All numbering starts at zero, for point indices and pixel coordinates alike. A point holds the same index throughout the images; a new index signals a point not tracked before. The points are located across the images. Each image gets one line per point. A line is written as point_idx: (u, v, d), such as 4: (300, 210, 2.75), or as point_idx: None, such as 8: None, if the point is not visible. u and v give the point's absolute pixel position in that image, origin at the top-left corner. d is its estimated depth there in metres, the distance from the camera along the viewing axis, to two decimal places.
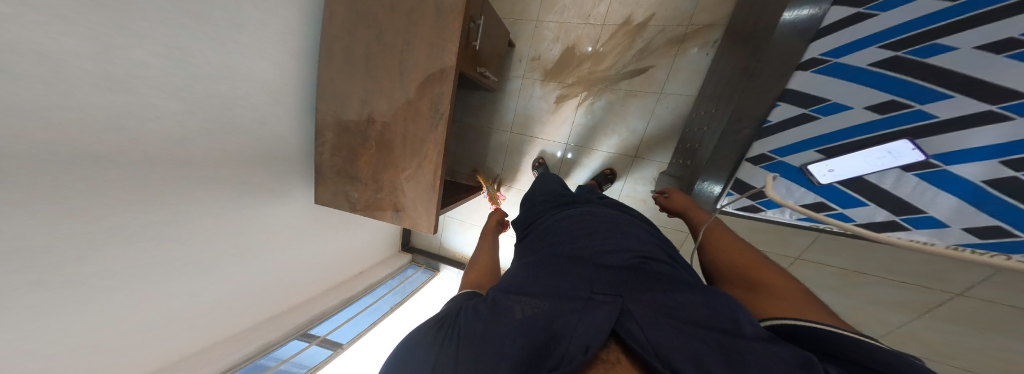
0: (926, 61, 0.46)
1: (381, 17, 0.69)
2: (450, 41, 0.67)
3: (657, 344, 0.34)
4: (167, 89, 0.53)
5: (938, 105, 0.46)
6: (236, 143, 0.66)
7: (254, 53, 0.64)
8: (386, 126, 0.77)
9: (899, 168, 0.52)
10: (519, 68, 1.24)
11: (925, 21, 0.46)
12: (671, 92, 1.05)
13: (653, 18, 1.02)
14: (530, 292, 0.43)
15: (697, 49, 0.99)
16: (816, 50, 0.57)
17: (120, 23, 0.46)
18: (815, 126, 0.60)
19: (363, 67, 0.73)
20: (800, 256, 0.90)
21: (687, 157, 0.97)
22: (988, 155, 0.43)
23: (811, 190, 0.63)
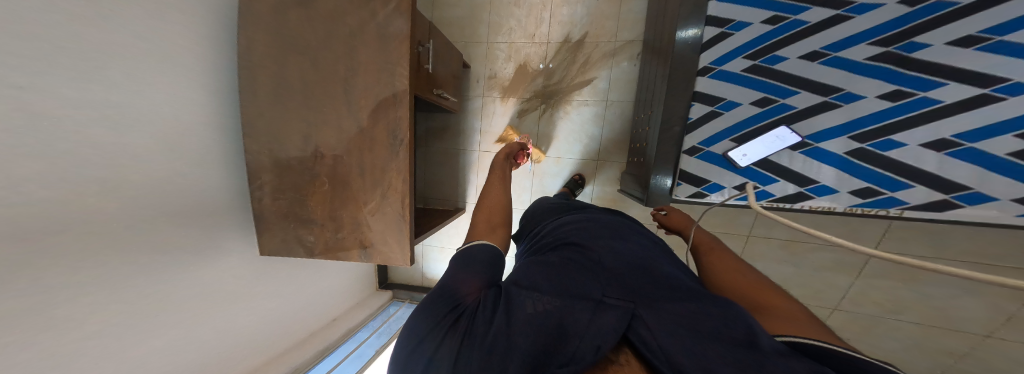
0: (775, 66, 0.59)
1: (315, 44, 0.63)
2: (399, 65, 0.63)
3: (671, 351, 0.25)
4: (60, 131, 0.42)
5: (796, 97, 0.59)
6: (155, 191, 0.54)
7: (169, 84, 0.54)
8: (338, 159, 0.67)
9: (789, 148, 0.62)
10: (477, 88, 1.16)
11: (765, 37, 0.59)
12: (614, 100, 1.07)
13: (587, 35, 1.07)
14: (537, 284, 0.34)
15: (625, 61, 1.05)
16: (706, 59, 0.63)
17: (19, 58, 0.38)
18: (719, 121, 0.65)
19: (298, 92, 0.64)
20: (750, 232, 1.02)
21: (639, 156, 0.90)
22: (840, 132, 0.59)
23: (735, 173, 0.67)
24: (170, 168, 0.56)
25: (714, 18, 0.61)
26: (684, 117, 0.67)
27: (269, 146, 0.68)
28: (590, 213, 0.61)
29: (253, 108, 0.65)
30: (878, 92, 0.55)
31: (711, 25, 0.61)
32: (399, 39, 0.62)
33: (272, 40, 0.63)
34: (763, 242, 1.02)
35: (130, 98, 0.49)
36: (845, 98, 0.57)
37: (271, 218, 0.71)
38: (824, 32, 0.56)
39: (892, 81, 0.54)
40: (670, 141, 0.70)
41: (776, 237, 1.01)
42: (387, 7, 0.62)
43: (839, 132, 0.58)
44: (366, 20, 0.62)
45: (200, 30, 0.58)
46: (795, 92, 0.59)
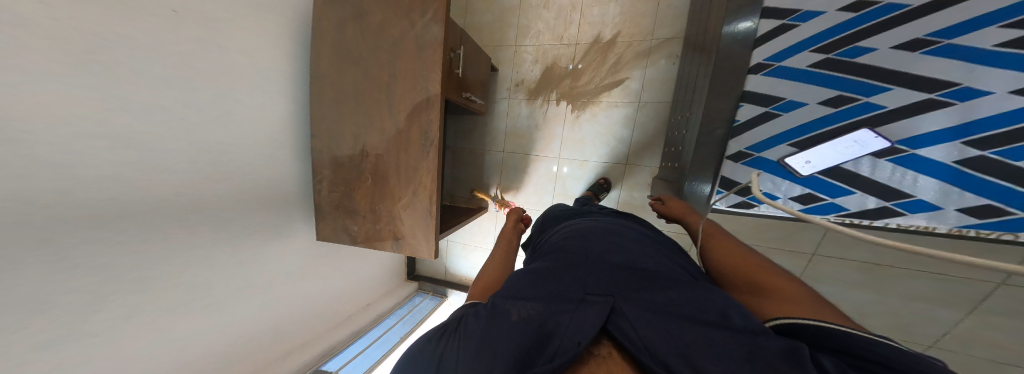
0: (854, 61, 0.51)
1: (364, 54, 0.71)
2: (433, 71, 0.68)
3: (650, 342, 0.26)
4: (174, 135, 0.53)
5: (883, 95, 0.50)
6: (238, 184, 0.64)
7: (251, 94, 0.64)
8: (380, 158, 0.74)
9: (871, 156, 0.53)
10: (504, 91, 1.19)
11: (841, 27, 0.51)
12: (648, 100, 1.02)
13: (620, 34, 1.04)
14: (522, 290, 0.34)
15: (663, 60, 0.99)
16: (761, 55, 0.56)
17: (147, 78, 0.48)
18: (777, 123, 0.58)
19: (351, 97, 0.73)
20: (815, 251, 0.89)
21: (675, 160, 0.83)
22: (949, 137, 0.47)
23: (796, 182, 0.60)
24: (255, 163, 0.67)
25: (772, 9, 0.54)
26: (730, 119, 0.61)
27: (328, 145, 0.78)
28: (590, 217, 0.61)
29: (318, 112, 0.76)
30: (1010, 87, 0.42)
31: (769, 17, 0.55)
32: (434, 45, 0.67)
33: (334, 53, 0.72)
34: (834, 263, 0.88)
35: (224, 106, 0.60)
36: (958, 96, 0.45)
37: (326, 210, 0.81)
38: (928, 16, 0.45)
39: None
40: (712, 146, 0.65)
41: (854, 260, 0.86)
42: (424, 17, 0.67)
43: (947, 135, 0.47)
44: (406, 30, 0.68)
45: (277, 47, 0.69)
46: (886, 88, 0.50)
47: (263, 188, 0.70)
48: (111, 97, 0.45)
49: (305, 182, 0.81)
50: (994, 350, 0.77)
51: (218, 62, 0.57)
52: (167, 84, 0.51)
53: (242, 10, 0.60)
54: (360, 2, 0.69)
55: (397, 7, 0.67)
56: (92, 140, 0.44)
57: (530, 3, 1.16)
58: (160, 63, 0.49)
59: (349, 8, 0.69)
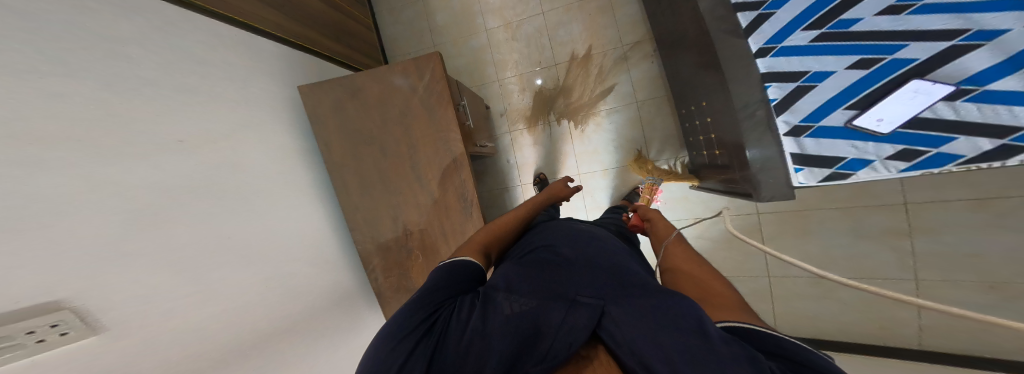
0: (854, 29, 0.45)
1: (376, 132, 0.76)
2: (451, 130, 0.74)
3: (632, 338, 0.23)
4: (221, 253, 0.58)
5: (907, 50, 0.43)
6: (278, 280, 0.68)
7: (266, 197, 0.70)
8: (424, 232, 0.80)
9: (942, 101, 0.44)
10: (503, 125, 1.25)
11: (817, 7, 0.47)
12: (645, 99, 1.09)
13: (593, 47, 1.13)
14: (518, 285, 0.34)
15: (642, 61, 1.09)
16: (758, 40, 0.52)
17: (187, 207, 0.54)
18: (815, 96, 0.51)
19: (376, 175, 0.79)
20: (906, 201, 0.90)
21: (713, 148, 0.79)
22: (1006, 71, 0.39)
23: (880, 141, 0.50)
24: (290, 263, 0.72)
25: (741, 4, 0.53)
26: (764, 100, 0.55)
27: (369, 234, 0.85)
28: (576, 223, 0.57)
29: (350, 204, 0.82)
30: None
31: (744, 10, 0.53)
32: (442, 105, 0.74)
33: (344, 140, 0.78)
34: (937, 208, 0.87)
35: (250, 213, 0.66)
36: (980, 38, 0.39)
37: (387, 294, 0.88)
38: None
39: None
40: (751, 135, 0.59)
41: (955, 199, 0.85)
42: (423, 80, 0.73)
43: (1009, 68, 0.39)
44: (409, 98, 0.74)
45: (281, 149, 0.77)
46: (902, 45, 0.43)
47: (299, 287, 0.73)
48: (162, 232, 0.50)
49: (337, 266, 0.86)
50: None
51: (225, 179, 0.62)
52: (192, 209, 0.55)
53: (230, 126, 0.65)
54: (353, 82, 0.75)
55: (396, 79, 0.73)
56: (166, 277, 0.49)
57: (499, 39, 1.24)
58: (184, 196, 0.54)
59: (343, 88, 0.75)
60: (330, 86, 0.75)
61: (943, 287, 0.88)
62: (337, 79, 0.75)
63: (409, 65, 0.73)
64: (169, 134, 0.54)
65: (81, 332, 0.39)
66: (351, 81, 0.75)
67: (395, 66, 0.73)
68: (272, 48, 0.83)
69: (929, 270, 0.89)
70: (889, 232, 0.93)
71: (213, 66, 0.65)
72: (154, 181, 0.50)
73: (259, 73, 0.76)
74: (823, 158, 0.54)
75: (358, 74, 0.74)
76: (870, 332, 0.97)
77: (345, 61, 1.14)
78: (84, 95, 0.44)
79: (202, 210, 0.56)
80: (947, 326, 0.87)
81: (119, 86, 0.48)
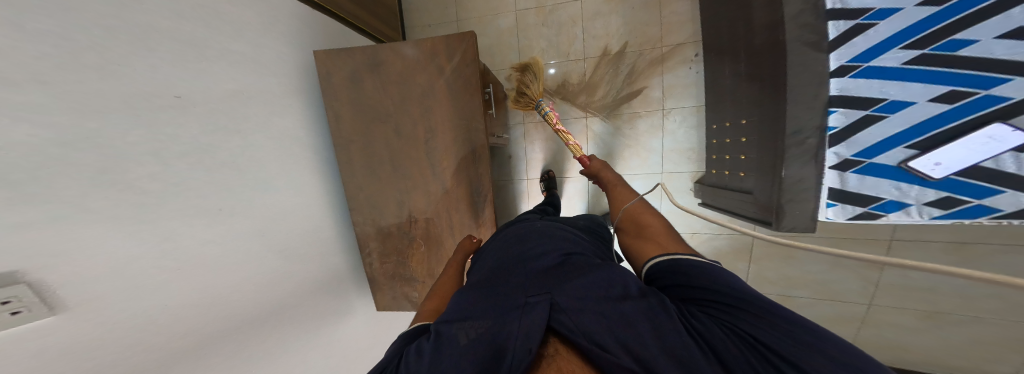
0: (959, 54, 0.40)
1: (393, 109, 0.71)
2: (475, 119, 0.70)
3: (581, 323, 0.25)
4: (208, 219, 0.54)
5: (1007, 86, 0.38)
6: (265, 254, 0.65)
7: (271, 161, 0.66)
8: (429, 222, 0.78)
9: (1011, 150, 0.41)
10: (518, 115, 1.19)
11: (926, 23, 0.42)
12: (674, 107, 1.05)
13: (628, 45, 1.07)
14: (468, 310, 0.31)
15: (680, 65, 1.04)
16: (843, 56, 0.47)
17: (172, 167, 0.50)
18: (879, 129, 0.48)
19: (385, 157, 0.74)
20: (892, 238, 0.88)
21: (742, 170, 0.75)
22: None
23: (926, 186, 0.48)
24: (281, 233, 0.68)
25: (837, 11, 0.46)
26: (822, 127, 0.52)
27: (371, 216, 0.80)
28: (529, 222, 0.57)
29: (352, 178, 0.77)
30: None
31: (835, 18, 0.46)
32: (469, 92, 0.69)
33: (356, 113, 0.72)
34: (919, 247, 0.86)
35: (247, 179, 0.61)
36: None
37: (382, 280, 0.85)
38: None
39: None
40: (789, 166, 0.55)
41: (936, 241, 0.84)
42: (452, 61, 0.68)
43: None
44: (435, 75, 0.69)
45: (293, 110, 0.72)
46: (1006, 79, 0.38)
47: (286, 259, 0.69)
48: (140, 191, 0.46)
49: (331, 240, 0.82)
50: None
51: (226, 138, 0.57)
52: (177, 170, 0.50)
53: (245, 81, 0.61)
54: (374, 51, 0.68)
55: (423, 54, 0.68)
56: (139, 242, 0.46)
57: (528, 23, 1.17)
58: (167, 150, 0.49)
59: (363, 59, 0.69)
60: (348, 52, 0.69)
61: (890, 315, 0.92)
62: (360, 47, 0.68)
63: (439, 44, 0.67)
64: (169, 86, 0.49)
65: (36, 311, 0.36)
66: (374, 51, 0.68)
67: (425, 41, 0.67)
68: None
69: (887, 298, 0.91)
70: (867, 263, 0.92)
71: (230, 8, 0.59)
72: (133, 127, 0.45)
73: (275, 22, 0.69)
74: (861, 197, 0.54)
75: (382, 47, 0.68)
76: None
77: (361, 26, 1.04)
78: (80, 35, 0.40)
79: (185, 167, 0.51)
80: (875, 343, 0.95)
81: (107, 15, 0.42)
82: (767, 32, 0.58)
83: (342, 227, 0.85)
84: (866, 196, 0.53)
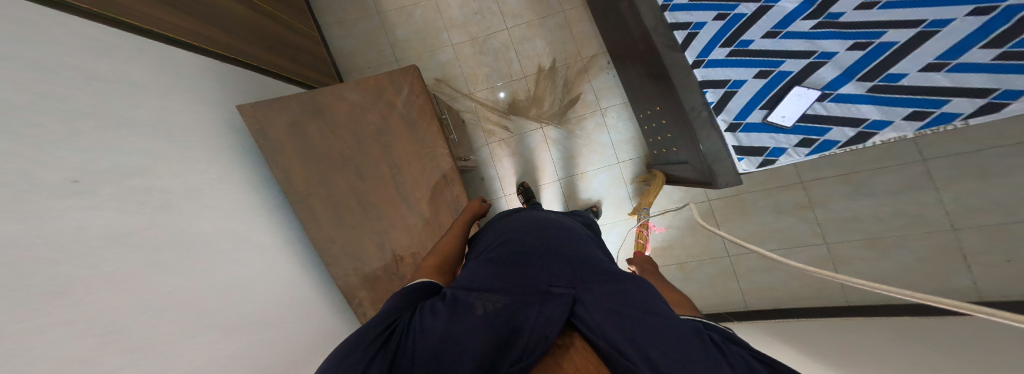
0: (751, 48, 0.57)
1: (349, 153, 0.76)
2: (437, 146, 0.78)
3: (605, 326, 0.26)
4: (193, 291, 0.55)
5: (786, 64, 0.55)
6: (251, 318, 0.65)
7: (233, 232, 0.69)
8: (415, 255, 0.83)
9: (817, 101, 0.54)
10: (479, 138, 1.28)
11: (724, 30, 0.58)
12: (609, 106, 1.21)
13: (556, 60, 1.22)
14: (485, 286, 0.35)
15: (601, 72, 1.20)
16: (693, 53, 0.61)
17: (145, 246, 0.51)
18: (739, 99, 0.59)
19: (354, 204, 0.78)
20: (802, 180, 1.08)
21: (672, 147, 0.89)
22: (845, 79, 0.52)
23: (787, 132, 0.59)
24: (259, 294, 0.69)
25: (675, 24, 0.62)
26: (704, 103, 0.63)
27: (352, 265, 0.83)
28: (539, 213, 0.61)
29: (319, 233, 0.79)
30: (845, 46, 0.50)
31: (676, 30, 0.62)
32: (425, 120, 0.77)
33: (309, 166, 0.75)
34: (822, 183, 1.06)
35: (213, 248, 0.62)
36: (825, 57, 0.52)
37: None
38: (766, 14, 0.54)
39: (849, 37, 0.50)
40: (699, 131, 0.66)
41: (830, 176, 1.05)
42: (400, 95, 0.76)
43: (846, 79, 0.52)
44: (387, 111, 0.76)
45: (235, 180, 0.74)
46: (781, 61, 0.55)
47: (275, 317, 0.70)
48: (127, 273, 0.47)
49: (307, 299, 0.82)
50: (992, 213, 0.86)
51: (183, 212, 0.59)
52: (153, 250, 0.52)
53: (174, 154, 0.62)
54: (314, 98, 0.73)
55: (369, 94, 0.75)
56: (145, 319, 0.47)
57: (466, 54, 1.29)
58: (138, 232, 0.51)
59: (304, 105, 0.72)
60: (280, 103, 0.71)
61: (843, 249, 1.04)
62: (295, 97, 0.72)
63: (382, 81, 0.75)
64: (120, 171, 0.51)
65: None
66: (311, 100, 0.73)
67: (366, 81, 0.74)
68: (216, 69, 0.79)
69: (834, 234, 1.05)
70: (798, 205, 1.09)
71: (162, 96, 0.63)
72: (113, 214, 0.48)
73: (207, 101, 0.73)
74: (753, 149, 0.62)
75: (319, 92, 0.73)
76: (811, 297, 1.10)
77: (296, 78, 1.12)
78: (50, 138, 0.43)
79: (164, 243, 0.54)
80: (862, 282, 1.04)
81: (72, 115, 0.47)
82: (646, 40, 0.73)
83: (311, 284, 0.85)
84: (755, 148, 0.62)
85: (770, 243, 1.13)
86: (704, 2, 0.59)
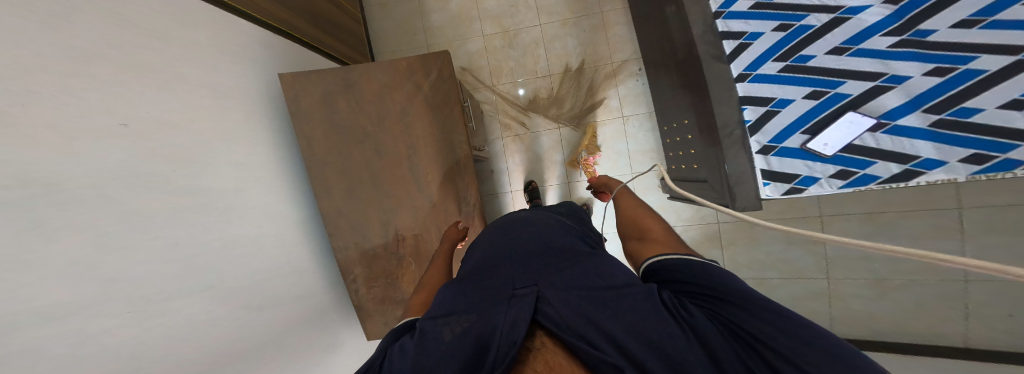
0: (809, 64, 0.53)
1: (372, 130, 0.75)
2: (456, 132, 0.77)
3: (568, 319, 0.25)
4: (191, 246, 0.54)
5: (845, 86, 0.51)
6: (244, 282, 0.63)
7: (248, 189, 0.68)
8: (418, 237, 0.81)
9: (868, 131, 0.51)
10: (495, 131, 1.26)
11: (781, 43, 0.55)
12: (631, 114, 1.18)
13: (585, 61, 1.20)
14: (452, 307, 0.33)
15: (629, 78, 1.18)
16: (739, 65, 0.59)
17: (155, 195, 0.49)
18: (781, 119, 0.57)
19: (367, 179, 0.77)
20: (821, 213, 1.03)
21: (694, 162, 0.84)
22: (908, 109, 0.49)
23: (825, 162, 0.56)
24: (264, 257, 0.68)
25: (726, 33, 0.59)
26: (740, 121, 0.61)
27: (354, 240, 0.81)
28: (511, 214, 0.60)
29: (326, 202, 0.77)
30: (923, 70, 0.46)
31: (727, 38, 0.60)
32: (449, 106, 0.76)
33: (330, 137, 0.74)
34: (841, 220, 1.02)
35: (224, 204, 0.61)
36: (894, 81, 0.48)
37: (370, 306, 0.86)
38: (839, 27, 0.50)
39: (931, 61, 0.46)
40: (728, 149, 0.63)
41: (852, 213, 1.00)
42: (429, 78, 0.75)
43: (909, 109, 0.48)
44: (413, 92, 0.74)
45: (265, 143, 0.74)
46: (841, 82, 0.52)
47: (271, 281, 0.69)
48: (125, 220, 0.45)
49: (306, 267, 0.81)
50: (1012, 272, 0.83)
51: (209, 167, 0.59)
52: (162, 199, 0.50)
53: (217, 112, 0.63)
54: (347, 73, 0.72)
55: (398, 74, 0.73)
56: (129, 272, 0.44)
57: (494, 46, 1.27)
58: (150, 178, 0.49)
59: (336, 79, 0.71)
60: (317, 75, 0.71)
61: (847, 286, 1.01)
62: (332, 70, 0.71)
63: (414, 63, 0.73)
64: (144, 114, 0.50)
65: None
66: (347, 73, 0.72)
67: (398, 61, 0.73)
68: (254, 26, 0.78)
69: (840, 271, 1.02)
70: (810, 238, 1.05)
71: (199, 44, 0.62)
72: (135, 158, 0.47)
73: (241, 57, 0.73)
74: (785, 175, 0.59)
75: (353, 68, 0.71)
76: None
77: (330, 53, 1.11)
78: (70, 70, 0.41)
79: (178, 195, 0.53)
80: (851, 317, 1.00)
81: (104, 53, 0.46)
82: (688, 47, 0.71)
83: (314, 255, 0.85)
84: (786, 174, 0.59)
85: (770, 271, 1.10)
86: (765, 10, 0.55)
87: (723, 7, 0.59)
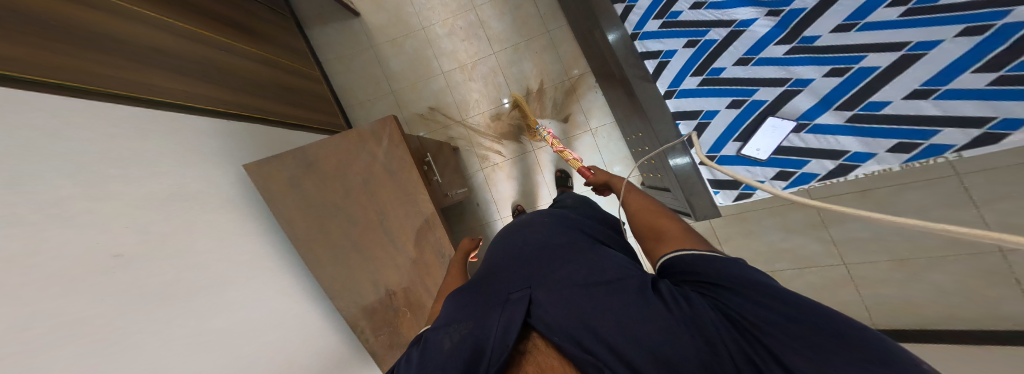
0: (722, 76, 0.57)
1: (341, 201, 0.77)
2: (419, 193, 0.76)
3: (561, 323, 0.25)
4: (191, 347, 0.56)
5: (760, 92, 0.54)
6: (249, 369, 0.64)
7: (247, 279, 0.70)
8: (407, 290, 0.82)
9: (792, 133, 0.53)
10: (474, 164, 1.28)
11: (694, 58, 0.59)
12: (599, 125, 1.19)
13: (545, 82, 1.23)
14: (454, 316, 0.33)
15: (589, 92, 1.20)
16: (665, 83, 0.64)
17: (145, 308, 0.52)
18: (712, 129, 0.60)
19: (347, 247, 0.79)
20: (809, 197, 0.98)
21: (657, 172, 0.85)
22: (822, 108, 0.49)
23: (762, 166, 0.57)
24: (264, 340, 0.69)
25: (646, 52, 0.66)
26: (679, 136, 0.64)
27: (351, 300, 0.83)
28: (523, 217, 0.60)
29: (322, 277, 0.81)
30: (822, 72, 0.48)
31: (648, 58, 0.66)
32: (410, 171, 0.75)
33: (306, 213, 0.77)
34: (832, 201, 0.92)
35: (224, 296, 0.64)
36: (800, 84, 0.50)
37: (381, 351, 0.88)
38: (738, 38, 0.54)
39: (827, 63, 0.47)
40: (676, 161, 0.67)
41: (840, 192, 0.90)
42: (381, 145, 0.75)
43: (822, 109, 0.49)
44: (370, 162, 0.75)
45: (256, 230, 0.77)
46: (754, 89, 0.54)
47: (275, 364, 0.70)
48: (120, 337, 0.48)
49: (313, 340, 0.81)
50: None
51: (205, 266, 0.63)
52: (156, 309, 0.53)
53: (212, 214, 0.68)
54: (305, 154, 0.74)
55: (353, 146, 0.74)
56: None
57: (456, 81, 1.31)
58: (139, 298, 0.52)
59: (297, 161, 0.74)
60: (278, 161, 0.74)
61: (867, 270, 0.89)
62: (290, 154, 0.74)
63: (365, 133, 0.74)
64: (139, 234, 0.54)
65: None
66: (305, 155, 0.74)
67: (349, 134, 0.74)
68: (235, 127, 0.84)
69: (853, 255, 0.91)
70: (809, 225, 0.98)
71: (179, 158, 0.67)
72: (130, 279, 0.51)
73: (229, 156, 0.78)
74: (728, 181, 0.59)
75: (308, 149, 0.74)
76: None
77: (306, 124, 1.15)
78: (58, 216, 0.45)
79: (175, 302, 0.56)
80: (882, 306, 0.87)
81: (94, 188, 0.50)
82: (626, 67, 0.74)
83: (320, 333, 0.84)
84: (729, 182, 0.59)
85: (777, 262, 1.07)
86: (674, 29, 0.62)
87: (638, 27, 0.68)
